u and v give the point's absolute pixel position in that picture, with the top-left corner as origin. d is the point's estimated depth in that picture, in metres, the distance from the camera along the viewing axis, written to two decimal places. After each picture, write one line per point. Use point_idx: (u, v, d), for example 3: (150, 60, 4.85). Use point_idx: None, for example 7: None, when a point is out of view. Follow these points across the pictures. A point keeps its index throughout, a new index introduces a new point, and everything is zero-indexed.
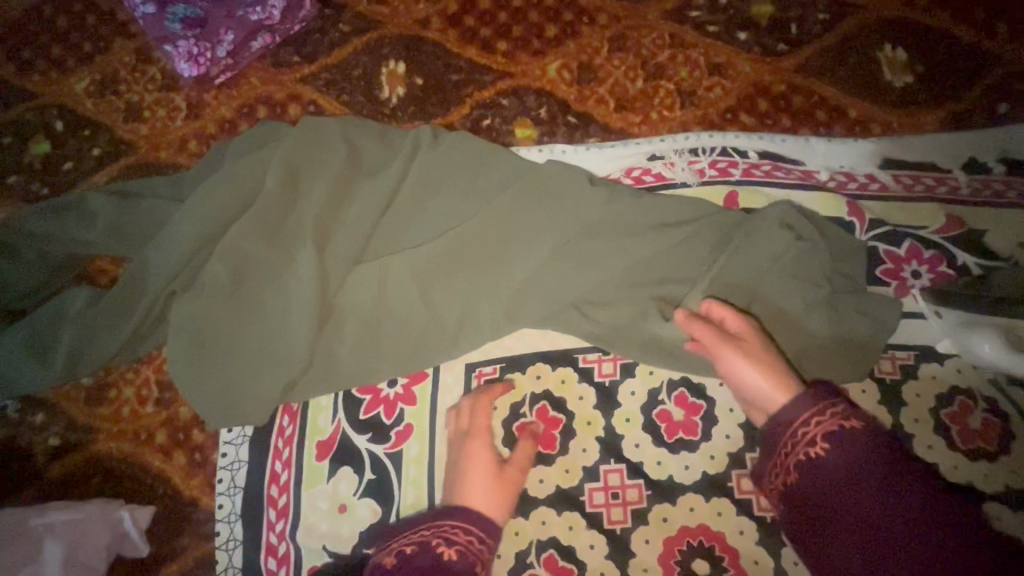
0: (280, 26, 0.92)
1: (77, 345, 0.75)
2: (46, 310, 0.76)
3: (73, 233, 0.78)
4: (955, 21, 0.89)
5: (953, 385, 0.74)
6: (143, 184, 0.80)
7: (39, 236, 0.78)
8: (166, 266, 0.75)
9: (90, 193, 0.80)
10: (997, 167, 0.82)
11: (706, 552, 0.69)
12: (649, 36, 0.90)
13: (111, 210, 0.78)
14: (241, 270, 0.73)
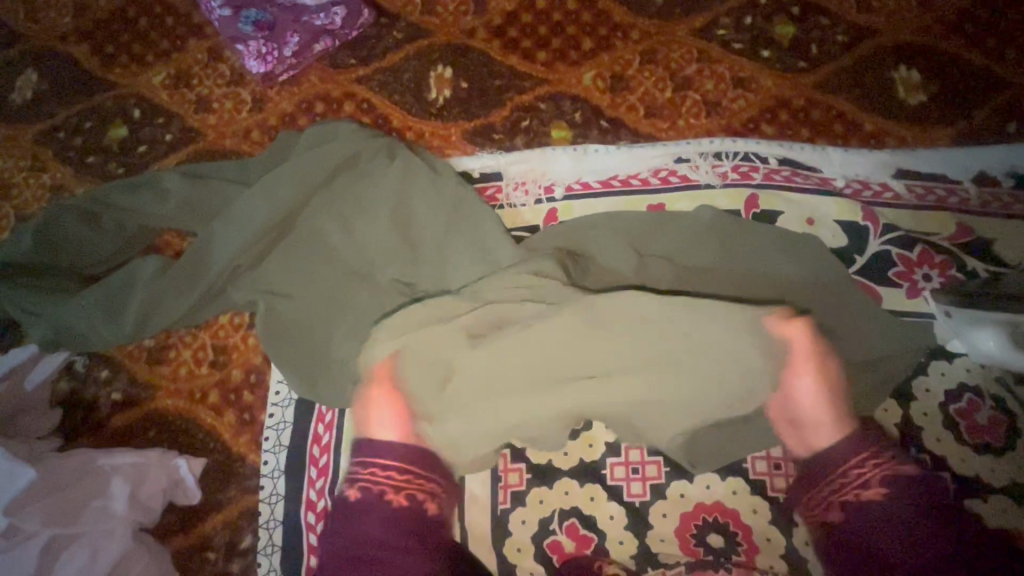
0: (341, 31, 1.01)
1: (145, 308, 0.80)
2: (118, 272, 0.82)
3: (149, 207, 0.86)
4: (967, 46, 0.95)
5: (962, 382, 0.78)
6: (213, 167, 0.88)
7: (117, 208, 0.86)
8: (231, 239, 0.79)
9: (165, 172, 0.87)
10: (1006, 182, 0.87)
11: (721, 528, 0.73)
12: (678, 51, 0.97)
13: (184, 187, 0.86)
14: (322, 276, 0.79)
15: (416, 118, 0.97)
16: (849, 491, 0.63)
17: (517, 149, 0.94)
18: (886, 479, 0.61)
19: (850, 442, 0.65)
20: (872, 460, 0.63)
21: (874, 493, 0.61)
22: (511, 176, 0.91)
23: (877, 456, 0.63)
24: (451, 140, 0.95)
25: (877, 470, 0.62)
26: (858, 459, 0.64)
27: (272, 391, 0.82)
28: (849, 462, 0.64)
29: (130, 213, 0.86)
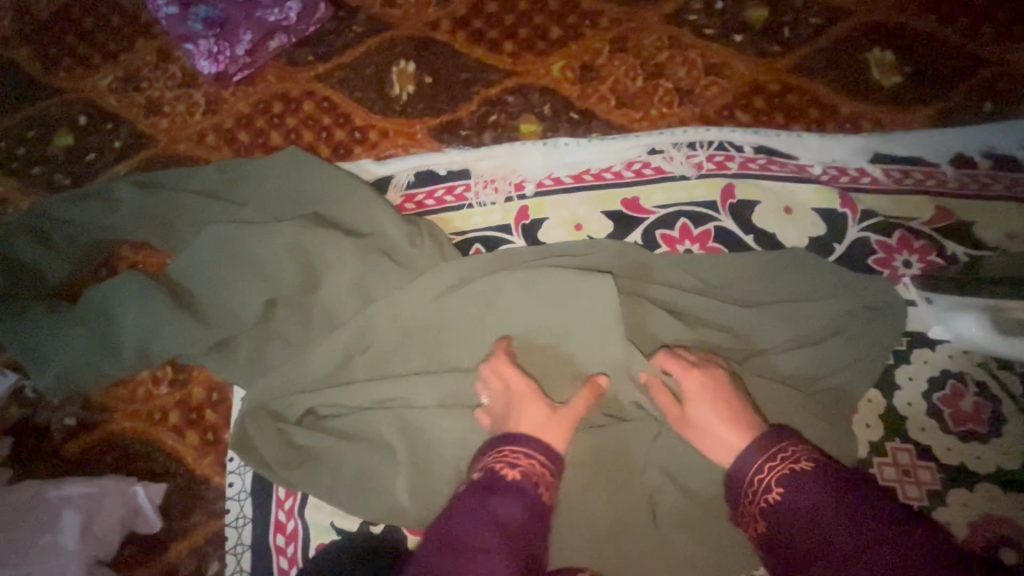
0: (296, 27, 0.96)
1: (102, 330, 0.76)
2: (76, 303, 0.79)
3: (99, 221, 0.81)
4: (941, 25, 0.94)
5: (945, 369, 0.77)
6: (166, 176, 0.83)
7: (65, 223, 0.82)
8: (194, 261, 0.77)
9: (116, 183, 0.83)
10: (983, 162, 0.85)
11: None
12: (648, 38, 0.94)
13: (135, 200, 0.81)
14: (303, 320, 0.76)
15: (379, 115, 0.92)
16: (761, 499, 0.55)
17: (485, 145, 0.90)
18: (785, 477, 0.54)
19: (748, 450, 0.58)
20: (776, 457, 0.56)
21: (775, 493, 0.54)
22: (479, 174, 0.87)
23: (771, 454, 0.57)
24: (416, 138, 0.91)
25: (778, 469, 0.55)
26: (757, 464, 0.57)
27: (235, 408, 0.79)
28: (751, 469, 0.57)
29: (83, 238, 0.82)
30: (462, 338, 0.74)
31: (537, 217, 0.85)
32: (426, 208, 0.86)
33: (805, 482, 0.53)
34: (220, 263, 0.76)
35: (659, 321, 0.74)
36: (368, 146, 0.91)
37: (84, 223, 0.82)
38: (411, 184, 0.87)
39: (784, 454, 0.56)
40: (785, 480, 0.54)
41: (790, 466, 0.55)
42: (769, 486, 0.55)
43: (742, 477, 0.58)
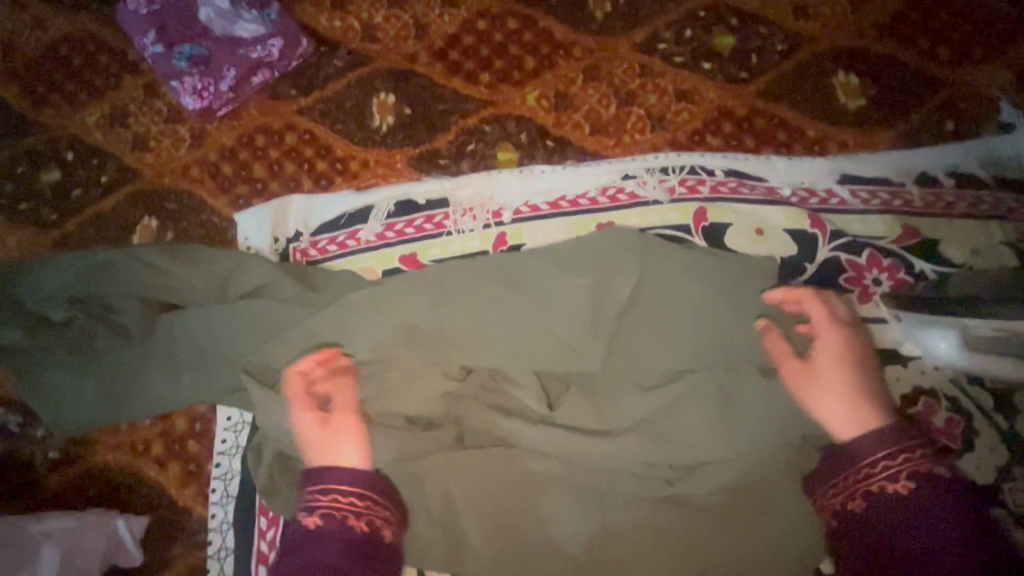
0: (279, 62, 0.99)
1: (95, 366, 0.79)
2: (64, 338, 0.80)
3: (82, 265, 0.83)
4: (902, 49, 0.97)
5: (917, 385, 0.78)
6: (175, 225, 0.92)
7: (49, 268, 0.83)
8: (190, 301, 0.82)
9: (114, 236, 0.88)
10: (948, 181, 0.88)
11: None
12: (620, 67, 0.97)
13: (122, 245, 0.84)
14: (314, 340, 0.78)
15: (359, 146, 0.95)
16: (876, 481, 0.60)
17: (463, 173, 0.92)
18: (920, 474, 0.58)
19: (875, 437, 0.62)
20: (915, 453, 0.60)
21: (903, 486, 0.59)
22: (458, 202, 0.89)
23: (906, 447, 0.60)
24: (396, 168, 0.93)
25: (905, 464, 0.59)
26: (886, 451, 0.61)
27: (218, 439, 0.80)
28: (880, 453, 0.61)
29: (67, 275, 0.83)
30: (468, 353, 0.76)
31: (515, 243, 0.86)
32: (405, 236, 0.88)
33: (934, 483, 0.58)
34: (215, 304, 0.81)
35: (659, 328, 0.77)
36: (349, 176, 0.94)
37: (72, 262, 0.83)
38: (391, 213, 0.89)
39: (920, 452, 0.60)
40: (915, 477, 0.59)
41: (924, 464, 0.59)
42: (896, 475, 0.59)
43: (861, 454, 0.62)
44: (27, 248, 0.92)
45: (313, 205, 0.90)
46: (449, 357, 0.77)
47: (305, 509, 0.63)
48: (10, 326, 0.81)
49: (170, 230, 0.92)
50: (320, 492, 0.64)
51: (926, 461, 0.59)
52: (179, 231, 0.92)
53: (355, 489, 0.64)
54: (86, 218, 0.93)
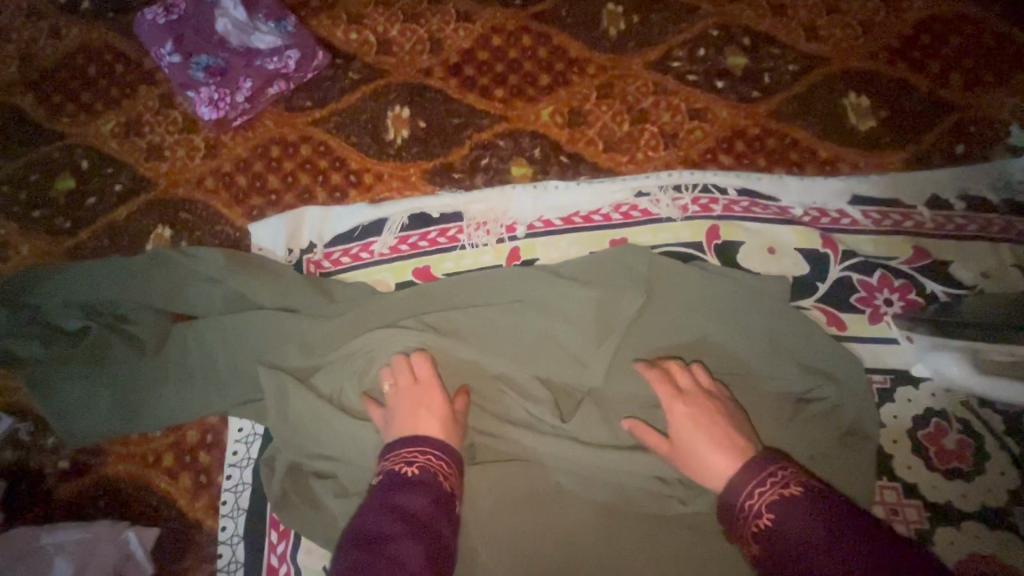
0: (295, 75, 1.00)
1: (108, 380, 0.79)
2: (77, 348, 0.79)
3: (92, 279, 0.82)
4: (913, 71, 0.98)
5: (929, 407, 0.79)
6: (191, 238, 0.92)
7: (60, 281, 0.83)
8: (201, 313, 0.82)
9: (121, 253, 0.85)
10: (958, 204, 0.88)
11: None
12: (633, 84, 0.98)
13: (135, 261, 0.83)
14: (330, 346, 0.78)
15: (374, 159, 0.95)
16: (753, 525, 0.56)
17: (477, 188, 0.93)
18: (775, 503, 0.55)
19: (735, 481, 0.59)
20: (765, 483, 0.57)
21: (766, 519, 0.55)
22: (471, 216, 0.90)
23: (762, 478, 0.58)
24: (410, 181, 0.94)
25: (762, 497, 0.57)
26: (746, 492, 0.58)
27: (229, 450, 0.79)
28: (744, 492, 0.58)
29: (81, 286, 0.82)
30: (480, 361, 0.76)
31: (528, 258, 0.87)
32: (419, 249, 0.88)
33: (787, 504, 0.54)
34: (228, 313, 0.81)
35: (667, 342, 0.78)
36: (364, 189, 0.94)
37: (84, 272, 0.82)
38: (405, 226, 0.90)
39: (771, 479, 0.57)
40: (773, 504, 0.55)
41: (777, 491, 0.56)
42: (759, 511, 0.56)
43: (733, 506, 0.59)
44: (40, 256, 0.92)
45: (327, 217, 0.90)
46: (459, 367, 0.76)
47: (397, 462, 0.61)
48: (21, 337, 0.80)
49: (183, 240, 0.92)
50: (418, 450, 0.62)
51: (779, 485, 0.56)
52: (192, 241, 0.92)
53: (442, 452, 0.63)
54: (99, 226, 0.94)
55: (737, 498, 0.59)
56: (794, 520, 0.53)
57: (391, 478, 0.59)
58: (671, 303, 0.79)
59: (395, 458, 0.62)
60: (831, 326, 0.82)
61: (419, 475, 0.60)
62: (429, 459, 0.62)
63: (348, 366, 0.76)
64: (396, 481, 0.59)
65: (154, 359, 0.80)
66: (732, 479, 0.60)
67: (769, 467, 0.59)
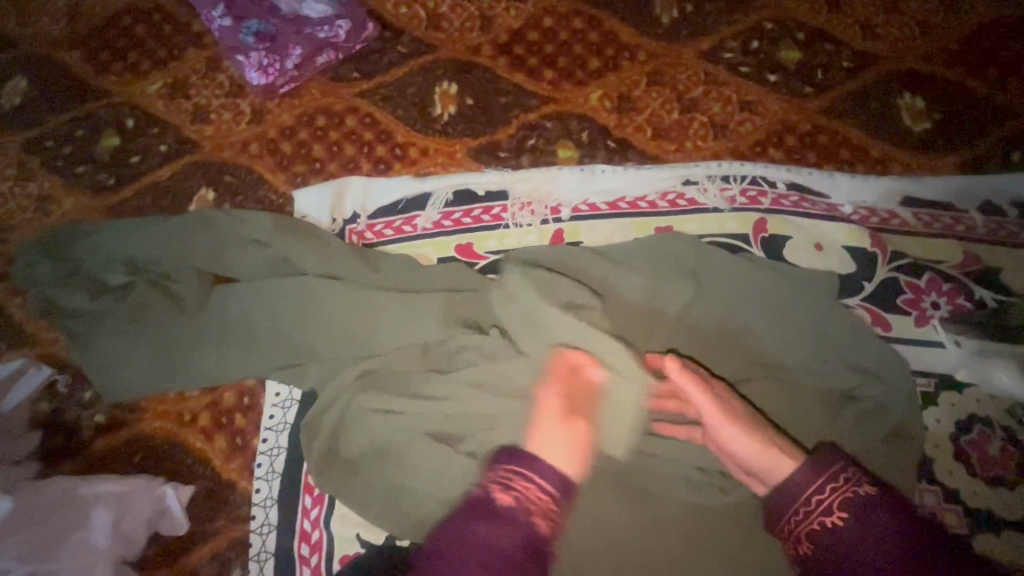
0: (344, 45, 0.99)
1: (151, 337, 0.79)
2: (123, 301, 0.79)
3: (138, 238, 0.82)
4: (970, 76, 0.96)
5: (973, 413, 0.77)
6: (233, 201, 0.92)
7: (107, 238, 0.83)
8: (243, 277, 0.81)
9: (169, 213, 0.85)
10: (1011, 211, 0.87)
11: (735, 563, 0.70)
12: (684, 73, 0.97)
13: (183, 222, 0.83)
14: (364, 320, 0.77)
15: (420, 134, 0.95)
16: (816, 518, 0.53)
17: (522, 168, 0.92)
18: (850, 499, 0.51)
19: (802, 471, 0.55)
20: (837, 479, 0.53)
21: (836, 518, 0.51)
22: (516, 195, 0.89)
23: (833, 474, 0.54)
24: (456, 158, 0.93)
25: (834, 495, 0.52)
26: (817, 484, 0.54)
27: (266, 414, 0.80)
28: (811, 488, 0.54)
29: (127, 243, 0.82)
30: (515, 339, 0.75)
31: (572, 241, 0.86)
32: (462, 226, 0.88)
33: (866, 508, 0.50)
34: (271, 277, 0.80)
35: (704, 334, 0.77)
36: (408, 163, 0.93)
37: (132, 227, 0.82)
38: (449, 202, 0.89)
39: (844, 477, 0.53)
40: (848, 505, 0.51)
41: (851, 490, 0.52)
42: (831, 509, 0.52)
43: (793, 495, 0.55)
44: (82, 211, 0.92)
45: (372, 189, 0.90)
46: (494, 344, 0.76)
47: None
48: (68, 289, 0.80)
49: (225, 203, 0.92)
50: (513, 471, 0.56)
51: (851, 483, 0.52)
52: (234, 205, 0.92)
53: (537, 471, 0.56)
54: (141, 185, 0.94)
55: (799, 492, 0.55)
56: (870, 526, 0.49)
57: (481, 501, 0.54)
58: (715, 293, 0.78)
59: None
60: (876, 326, 0.81)
61: (513, 506, 0.53)
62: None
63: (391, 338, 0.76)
64: (496, 506, 0.53)
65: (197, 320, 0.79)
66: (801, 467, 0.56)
67: (841, 464, 0.54)
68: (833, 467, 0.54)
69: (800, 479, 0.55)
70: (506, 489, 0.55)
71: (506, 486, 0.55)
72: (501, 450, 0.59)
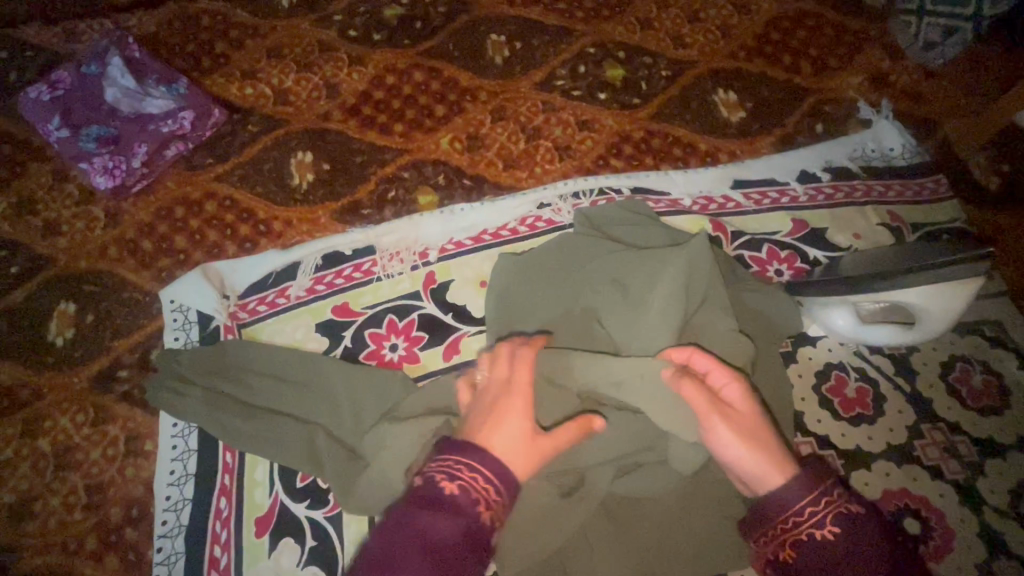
0: (192, 134, 1.00)
1: (59, 466, 0.80)
2: (33, 436, 0.82)
3: (45, 366, 0.86)
4: (770, 65, 1.09)
5: (828, 361, 0.85)
6: (99, 309, 0.90)
7: (5, 379, 0.85)
8: (196, 359, 0.82)
9: (63, 345, 0.88)
10: (825, 175, 0.98)
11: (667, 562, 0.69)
12: (524, 105, 1.04)
13: (81, 343, 0.87)
14: (332, 381, 0.79)
15: (282, 207, 0.96)
16: (805, 530, 0.53)
17: (386, 220, 0.95)
18: (840, 517, 0.52)
19: (793, 490, 0.54)
20: (828, 496, 0.53)
21: (830, 532, 0.52)
22: (383, 247, 0.92)
23: (826, 490, 0.54)
24: (320, 222, 0.95)
25: (828, 509, 0.52)
26: (803, 501, 0.53)
27: (157, 522, 0.77)
28: (803, 503, 0.53)
29: (32, 377, 0.86)
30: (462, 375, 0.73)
31: (443, 280, 0.90)
32: (335, 287, 0.89)
33: (858, 527, 0.51)
34: (223, 357, 0.82)
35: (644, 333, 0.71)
36: (274, 237, 0.94)
37: (32, 366, 0.86)
38: (319, 266, 0.91)
39: (837, 493, 0.53)
40: (840, 519, 0.52)
41: (844, 505, 0.52)
42: (822, 520, 0.52)
43: (781, 509, 0.54)
44: None
45: (238, 269, 0.90)
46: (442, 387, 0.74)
47: (439, 470, 0.52)
48: None
49: (90, 312, 0.90)
50: (461, 458, 0.52)
51: (845, 500, 0.53)
52: (99, 312, 0.90)
53: (490, 473, 0.52)
54: None
55: (784, 507, 0.54)
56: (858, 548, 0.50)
57: (428, 492, 0.50)
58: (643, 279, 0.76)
59: (438, 465, 0.52)
60: None
61: (460, 495, 0.50)
62: (488, 492, 0.51)
63: (342, 400, 0.78)
64: (432, 498, 0.50)
65: (105, 440, 0.82)
66: (791, 482, 0.55)
67: (828, 480, 0.54)
68: (821, 486, 0.54)
69: (792, 496, 0.54)
70: (437, 478, 0.51)
71: (444, 474, 0.51)
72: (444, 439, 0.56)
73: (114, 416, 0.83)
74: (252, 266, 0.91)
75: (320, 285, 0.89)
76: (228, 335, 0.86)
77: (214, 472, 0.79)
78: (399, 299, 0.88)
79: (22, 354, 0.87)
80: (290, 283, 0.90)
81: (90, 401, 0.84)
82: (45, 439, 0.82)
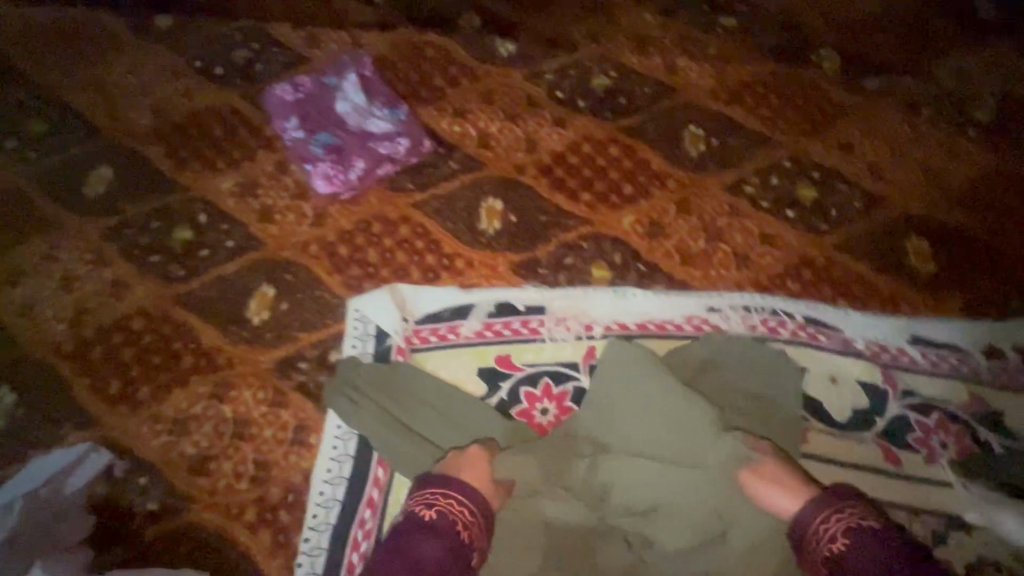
0: (402, 158, 1.09)
1: (236, 434, 0.90)
2: (221, 400, 0.92)
3: (240, 339, 0.97)
4: (972, 222, 1.05)
5: (981, 556, 0.79)
6: (293, 300, 0.99)
7: (206, 341, 0.97)
8: (374, 374, 0.90)
9: (257, 324, 0.98)
10: (1014, 355, 0.93)
11: None
12: (710, 204, 1.06)
13: (273, 327, 0.97)
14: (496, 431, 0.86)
15: (467, 247, 1.03)
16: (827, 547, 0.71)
17: (559, 284, 1.00)
18: (850, 530, 0.70)
19: (809, 509, 0.74)
20: (840, 513, 0.72)
21: (840, 543, 0.70)
22: (553, 311, 0.97)
23: (837, 509, 0.72)
24: (497, 271, 1.01)
25: (838, 524, 0.71)
26: (820, 517, 0.72)
27: (309, 513, 0.84)
28: (817, 518, 0.73)
29: (228, 345, 0.96)
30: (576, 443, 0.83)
31: None
32: (502, 337, 0.95)
33: (864, 535, 0.69)
34: (395, 377, 0.89)
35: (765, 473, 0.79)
36: (454, 273, 1.01)
37: (229, 335, 0.97)
38: (491, 313, 0.97)
39: (847, 510, 0.72)
40: (850, 532, 0.70)
41: (852, 521, 0.70)
42: (834, 535, 0.71)
43: (807, 529, 0.73)
44: (152, 300, 1.00)
45: (420, 296, 0.98)
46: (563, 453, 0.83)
47: (418, 503, 0.74)
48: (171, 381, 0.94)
49: (285, 301, 1.00)
50: (439, 493, 0.75)
51: (854, 517, 0.71)
52: (293, 302, 0.99)
53: (462, 500, 0.74)
54: (209, 278, 1.01)
55: (809, 524, 0.73)
56: (857, 552, 0.68)
57: (412, 520, 0.72)
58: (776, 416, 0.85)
59: (417, 500, 0.75)
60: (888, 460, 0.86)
61: (437, 518, 0.72)
62: (462, 512, 0.73)
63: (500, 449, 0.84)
64: (417, 523, 0.72)
65: (277, 422, 0.91)
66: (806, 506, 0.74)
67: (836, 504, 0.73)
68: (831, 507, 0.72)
69: (806, 513, 0.74)
70: (415, 510, 0.73)
71: (424, 505, 0.74)
72: (420, 479, 0.78)
73: (289, 402, 0.92)
74: (433, 297, 0.98)
75: (489, 330, 0.95)
76: (400, 357, 0.93)
77: (365, 481, 0.86)
78: (558, 363, 0.93)
79: (223, 324, 0.98)
80: (464, 321, 0.96)
81: (272, 382, 0.93)
82: (228, 406, 0.92)
